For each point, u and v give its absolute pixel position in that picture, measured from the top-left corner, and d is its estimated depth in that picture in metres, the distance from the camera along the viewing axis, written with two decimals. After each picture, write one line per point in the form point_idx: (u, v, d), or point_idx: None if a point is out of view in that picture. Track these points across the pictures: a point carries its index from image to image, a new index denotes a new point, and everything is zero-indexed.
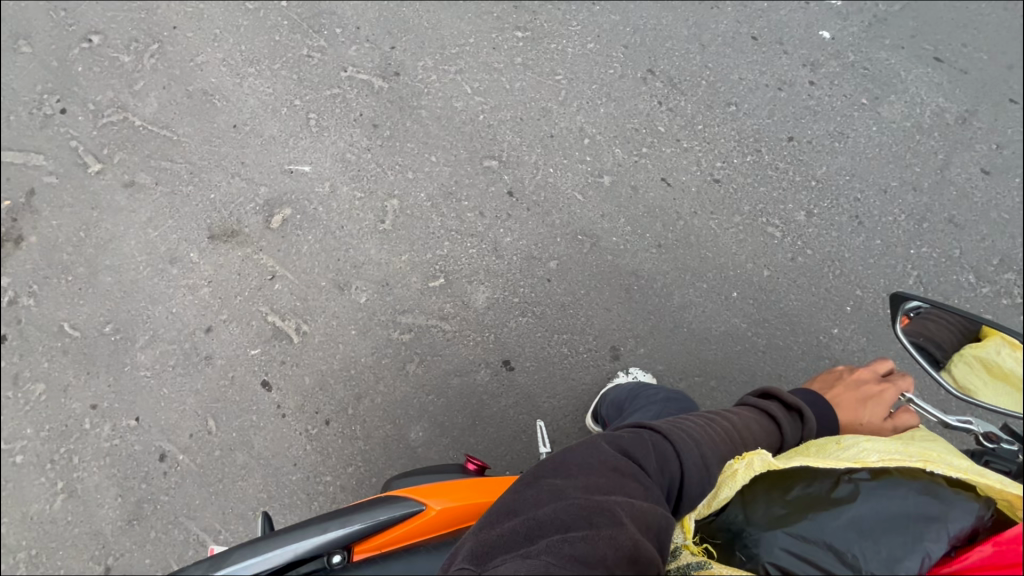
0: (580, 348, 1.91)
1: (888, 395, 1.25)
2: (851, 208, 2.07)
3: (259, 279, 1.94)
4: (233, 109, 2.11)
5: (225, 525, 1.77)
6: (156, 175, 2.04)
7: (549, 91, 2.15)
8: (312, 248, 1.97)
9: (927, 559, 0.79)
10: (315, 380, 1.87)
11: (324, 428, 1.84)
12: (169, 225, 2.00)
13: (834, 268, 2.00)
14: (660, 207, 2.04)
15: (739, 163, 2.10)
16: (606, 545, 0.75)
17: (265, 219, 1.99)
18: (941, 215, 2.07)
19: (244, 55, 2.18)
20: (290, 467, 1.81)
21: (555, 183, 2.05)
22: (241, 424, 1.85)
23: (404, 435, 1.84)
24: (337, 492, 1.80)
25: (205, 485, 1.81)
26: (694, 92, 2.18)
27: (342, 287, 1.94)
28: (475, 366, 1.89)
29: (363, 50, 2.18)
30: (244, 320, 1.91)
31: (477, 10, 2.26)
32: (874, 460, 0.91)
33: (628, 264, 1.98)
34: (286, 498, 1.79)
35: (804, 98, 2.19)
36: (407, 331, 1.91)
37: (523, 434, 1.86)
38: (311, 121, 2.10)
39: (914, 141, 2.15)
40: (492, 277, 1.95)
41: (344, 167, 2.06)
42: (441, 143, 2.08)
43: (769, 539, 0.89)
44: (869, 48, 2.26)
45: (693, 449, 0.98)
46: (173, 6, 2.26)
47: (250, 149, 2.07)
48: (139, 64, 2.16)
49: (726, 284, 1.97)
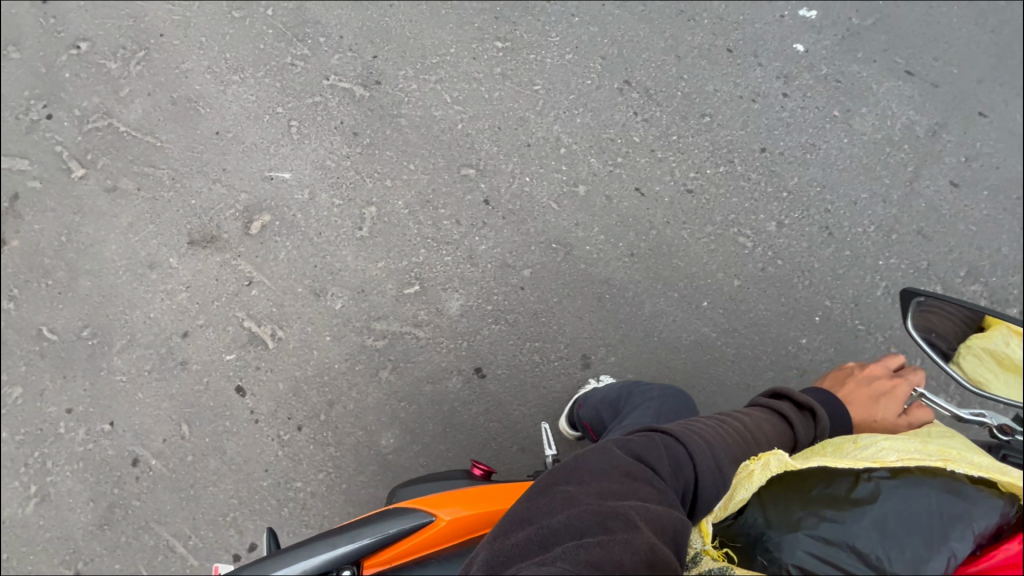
0: (552, 356, 1.93)
1: (899, 391, 1.27)
2: (821, 219, 2.08)
3: (236, 285, 1.95)
4: (216, 116, 2.13)
5: (196, 531, 1.79)
6: (139, 181, 2.05)
7: (526, 101, 2.17)
8: (290, 254, 1.98)
9: (953, 559, 0.81)
10: (287, 386, 1.88)
11: (296, 434, 1.85)
12: (149, 231, 2.01)
13: (803, 279, 2.02)
14: (634, 217, 2.05)
15: (712, 174, 2.11)
16: (622, 550, 0.76)
17: (244, 225, 2.00)
18: (909, 227, 2.08)
19: (228, 62, 2.20)
20: (261, 473, 1.83)
21: (531, 192, 2.06)
22: (214, 430, 1.85)
23: (375, 442, 1.86)
24: (307, 498, 1.82)
25: (177, 490, 1.82)
26: (669, 103, 2.19)
27: (318, 293, 1.95)
28: (447, 374, 1.90)
29: (345, 59, 2.20)
30: (220, 326, 1.92)
31: (459, 19, 2.26)
32: (893, 459, 0.93)
33: (601, 273, 1.99)
34: (257, 504, 1.81)
35: (777, 110, 2.19)
36: (381, 338, 1.92)
37: (493, 441, 1.87)
38: (292, 129, 2.12)
39: (884, 153, 2.16)
40: (467, 285, 1.96)
41: (324, 174, 2.07)
42: (419, 151, 2.10)
43: (791, 542, 0.91)
44: (842, 60, 2.26)
45: (706, 452, 0.98)
46: (160, 12, 2.27)
47: (231, 156, 2.08)
48: (125, 71, 2.18)
49: (696, 294, 1.99)
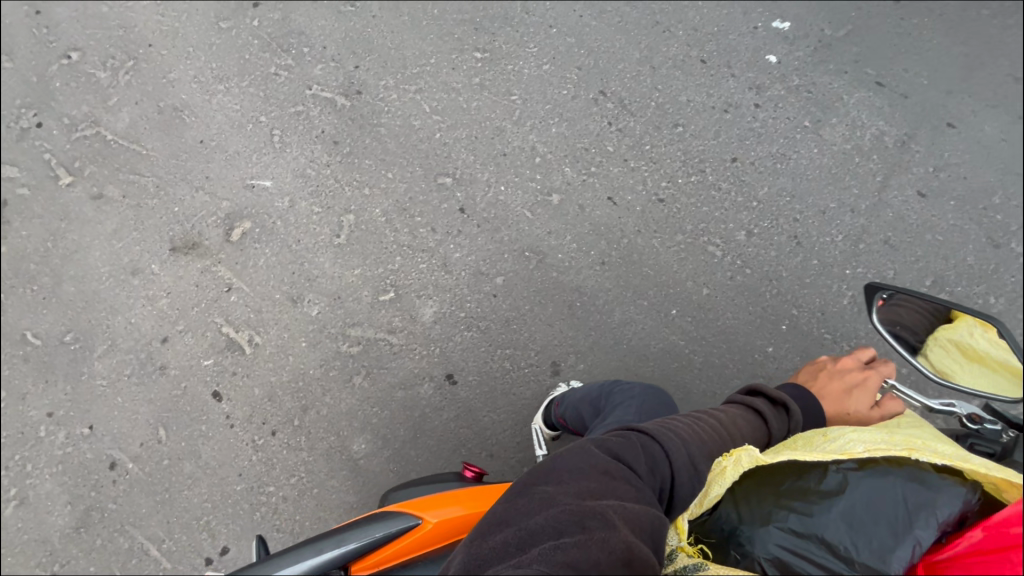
0: (522, 363, 1.93)
1: (871, 383, 1.28)
2: (790, 229, 2.09)
3: (215, 291, 1.97)
4: (201, 125, 2.16)
5: (169, 535, 1.80)
6: (124, 189, 2.08)
7: (503, 111, 2.19)
8: (269, 261, 2.00)
9: (918, 547, 0.82)
10: (263, 391, 1.90)
11: (269, 439, 1.87)
12: (133, 237, 2.03)
13: (771, 288, 2.02)
14: (606, 225, 2.06)
15: (683, 183, 2.12)
16: (598, 549, 0.75)
17: (225, 232, 2.03)
18: (876, 236, 2.08)
19: (214, 72, 2.24)
20: (235, 477, 1.84)
21: (506, 201, 2.08)
22: (190, 434, 1.87)
23: (346, 447, 1.87)
24: (278, 503, 1.82)
25: (152, 493, 1.83)
26: (643, 113, 2.20)
27: (295, 300, 1.97)
28: (419, 380, 1.91)
29: (328, 69, 2.23)
30: (199, 332, 1.94)
31: (440, 31, 2.29)
32: (860, 451, 0.94)
33: (572, 281, 2.00)
34: (229, 508, 1.82)
35: (749, 120, 2.21)
36: (355, 344, 1.94)
37: (462, 447, 1.87)
38: (274, 138, 2.15)
39: (853, 163, 2.17)
40: (441, 292, 1.98)
41: (304, 183, 2.09)
42: (397, 160, 2.12)
43: (763, 535, 0.90)
44: (813, 72, 2.28)
45: (681, 449, 0.99)
46: (151, 24, 2.31)
47: (214, 164, 2.11)
48: (114, 80, 2.22)
49: (666, 302, 2.00)
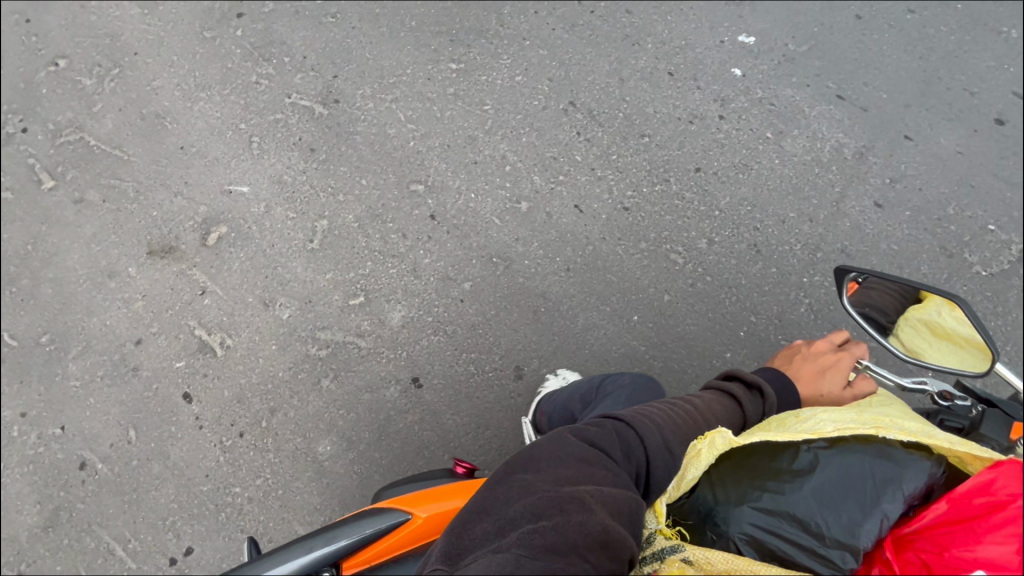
0: (486, 367, 1.95)
1: (844, 364, 1.30)
2: (750, 237, 2.11)
3: (189, 294, 1.99)
4: (182, 132, 2.20)
5: (135, 535, 1.80)
6: (104, 193, 2.11)
7: (476, 120, 2.22)
8: (243, 265, 2.02)
9: (885, 520, 0.87)
10: (232, 393, 1.91)
11: (237, 440, 1.87)
12: (111, 240, 2.06)
13: (731, 295, 2.04)
14: (572, 233, 2.08)
15: (648, 193, 2.15)
16: (576, 532, 0.80)
17: (201, 236, 2.05)
18: (834, 245, 2.10)
19: (197, 80, 2.28)
20: (201, 478, 1.84)
21: (475, 208, 2.10)
22: (159, 435, 1.88)
23: (312, 449, 1.87)
24: (243, 504, 1.82)
25: (119, 494, 1.83)
26: (611, 124, 2.24)
27: (267, 303, 1.99)
28: (385, 383, 1.93)
29: (308, 78, 2.27)
30: (172, 334, 1.95)
31: (417, 42, 2.34)
32: (829, 431, 0.98)
33: (537, 287, 2.02)
34: (194, 509, 1.82)
35: (713, 131, 2.24)
36: (324, 347, 1.95)
37: (425, 450, 1.88)
38: (253, 144, 2.18)
39: (813, 174, 2.20)
40: (409, 296, 2.00)
41: (280, 189, 2.12)
42: (372, 167, 2.15)
43: (739, 515, 0.95)
44: (776, 85, 2.31)
45: (655, 434, 1.01)
46: (137, 32, 2.36)
47: (193, 170, 2.14)
48: (100, 87, 2.25)
49: (628, 308, 2.02)
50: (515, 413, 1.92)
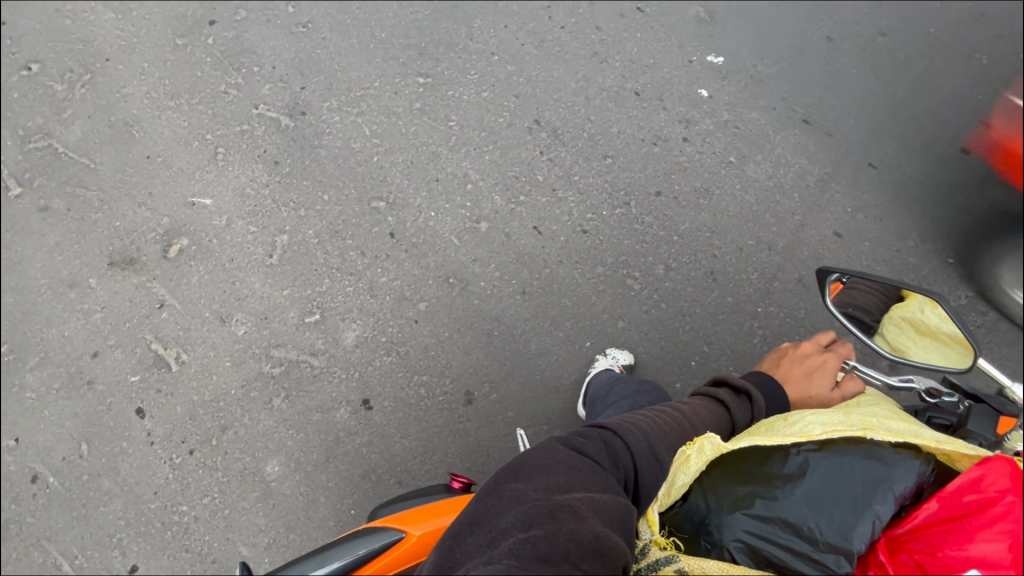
0: (437, 391, 1.93)
1: (830, 365, 1.38)
2: (707, 265, 2.08)
3: (148, 308, 2.01)
4: (149, 141, 2.22)
5: (83, 551, 1.82)
6: (69, 202, 2.15)
7: (440, 137, 2.22)
8: (201, 279, 2.04)
9: (877, 521, 0.89)
10: (185, 410, 1.92)
11: (187, 458, 1.88)
12: (74, 250, 2.10)
13: (685, 323, 2.02)
14: (529, 255, 2.07)
15: (608, 216, 2.13)
16: (568, 541, 0.83)
17: (162, 248, 2.07)
18: (791, 275, 2.07)
19: (166, 89, 2.29)
20: (151, 495, 1.85)
21: (435, 227, 2.10)
22: (111, 450, 1.90)
23: (260, 468, 1.87)
24: (190, 522, 1.83)
25: (69, 509, 1.86)
26: (574, 144, 2.22)
27: (223, 319, 2.00)
28: (336, 404, 1.92)
29: (275, 89, 2.28)
30: (128, 347, 1.98)
31: (386, 54, 2.34)
32: (818, 433, 1.01)
33: (492, 310, 2.01)
34: (141, 527, 1.83)
35: (676, 154, 2.22)
36: (277, 365, 1.95)
37: (372, 473, 1.87)
38: (218, 156, 2.20)
39: (774, 202, 2.16)
40: (365, 316, 2.01)
41: (242, 202, 2.13)
42: (334, 182, 2.15)
43: (732, 522, 0.97)
44: (743, 107, 2.28)
45: (642, 442, 1.08)
46: (110, 37, 2.37)
47: (158, 180, 2.16)
48: (71, 93, 2.29)
49: (580, 334, 1.99)
50: (463, 438, 1.90)
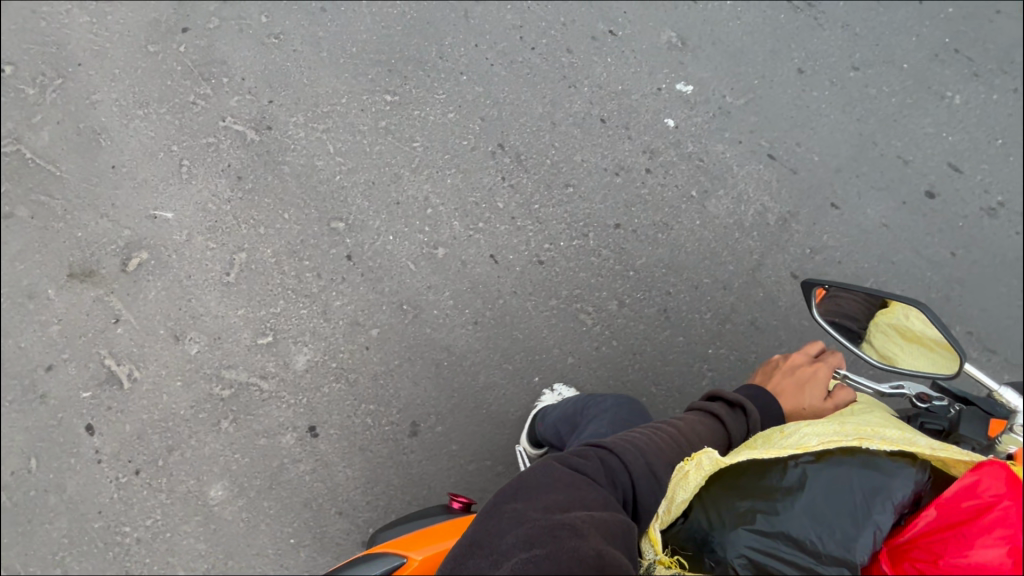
0: (383, 421, 2.06)
1: (821, 374, 1.46)
2: (660, 301, 2.18)
3: (104, 322, 2.07)
4: (115, 150, 2.23)
5: (27, 566, 1.96)
6: (34, 210, 2.16)
7: (403, 158, 2.24)
8: (158, 294, 2.10)
9: (877, 531, 0.97)
10: (134, 429, 2.02)
11: (133, 477, 2.00)
12: (35, 260, 2.12)
13: (634, 362, 2.13)
14: (484, 284, 2.15)
15: (565, 247, 2.19)
16: (570, 559, 0.85)
17: (121, 262, 2.12)
18: (744, 316, 2.18)
19: (135, 96, 2.28)
20: (95, 514, 1.99)
21: (392, 251, 2.16)
22: (59, 466, 2.01)
23: (204, 492, 2.00)
24: (133, 543, 1.98)
25: (15, 524, 1.99)
26: (537, 170, 2.25)
27: (177, 337, 2.07)
28: (283, 429, 2.03)
29: (243, 102, 2.27)
30: (82, 362, 2.05)
31: (355, 70, 2.31)
32: (814, 445, 1.08)
33: (443, 339, 2.10)
34: (85, 545, 1.97)
35: (638, 185, 2.26)
36: (227, 387, 2.05)
37: (313, 502, 2.01)
38: (183, 169, 2.21)
39: (732, 240, 2.22)
40: (317, 340, 2.09)
41: (204, 218, 2.17)
42: (295, 201, 2.18)
43: (735, 539, 1.04)
44: (708, 139, 2.30)
45: (639, 457, 1.09)
46: (82, 40, 2.34)
47: (122, 191, 2.18)
48: (41, 97, 2.26)
49: (530, 368, 2.10)
50: (405, 469, 2.04)
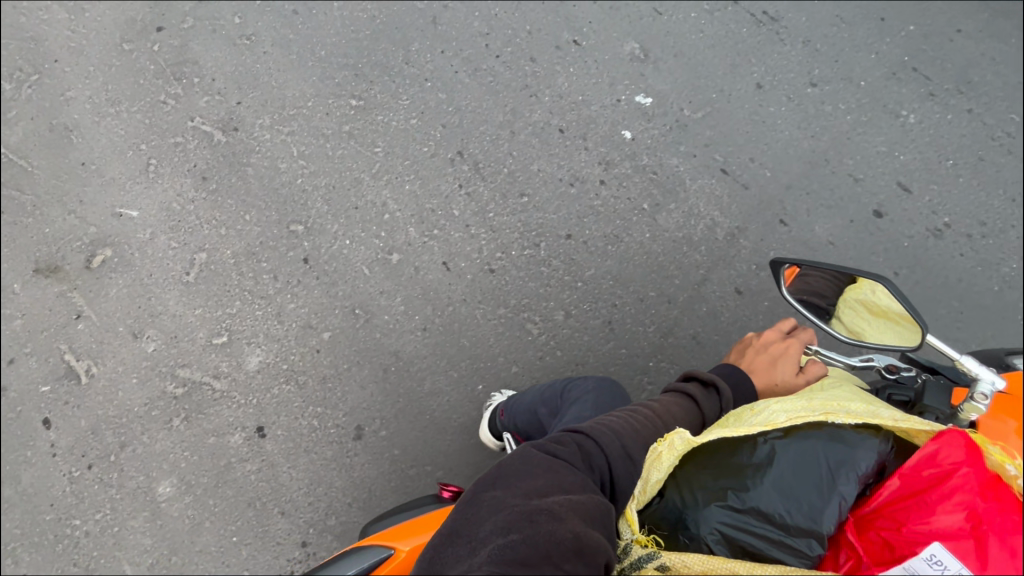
0: (329, 424, 2.08)
1: (793, 350, 1.44)
2: (606, 313, 2.19)
3: (65, 317, 2.11)
4: (85, 147, 2.29)
5: None
6: (4, 205, 2.21)
7: (364, 162, 2.30)
8: (119, 291, 2.14)
9: (842, 502, 0.99)
10: (89, 424, 2.05)
11: (85, 472, 2.02)
12: (3, 254, 2.17)
13: (576, 372, 2.13)
14: (435, 291, 2.18)
15: (516, 256, 2.23)
16: (547, 542, 0.88)
17: (86, 258, 2.17)
18: (686, 330, 2.19)
19: (108, 95, 2.34)
20: (47, 506, 2.00)
21: (348, 255, 2.20)
22: (15, 458, 2.04)
23: (152, 489, 2.01)
24: (80, 537, 1.98)
25: None
26: (493, 179, 2.30)
27: (135, 334, 2.11)
28: (232, 429, 2.06)
29: (212, 102, 2.33)
30: (43, 356, 2.09)
31: (323, 73, 2.39)
32: (782, 421, 1.09)
33: (391, 345, 2.13)
34: (36, 537, 1.98)
35: (591, 197, 2.29)
36: (181, 385, 2.08)
37: (256, 502, 2.01)
38: (150, 167, 2.27)
39: (680, 254, 2.26)
40: (270, 341, 2.12)
41: (167, 217, 2.22)
42: (257, 202, 2.23)
43: (708, 515, 1.03)
44: (663, 152, 2.36)
45: (614, 441, 1.11)
46: (61, 39, 2.41)
47: (90, 188, 2.24)
48: (17, 93, 2.34)
49: (474, 376, 2.13)
50: (348, 472, 2.05)
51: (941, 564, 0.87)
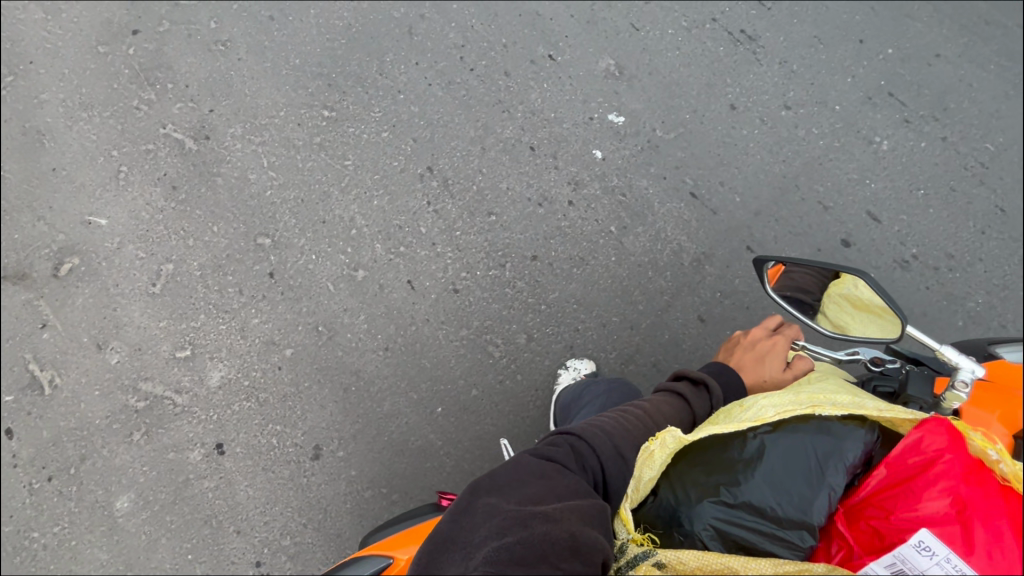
0: (288, 442, 2.08)
1: (780, 345, 1.43)
2: (568, 337, 2.18)
3: (30, 326, 2.13)
4: (57, 152, 2.28)
5: None
6: None
7: (334, 176, 2.28)
8: (85, 301, 2.15)
9: (832, 493, 0.99)
10: (51, 435, 2.07)
11: (45, 484, 2.05)
12: None
13: (536, 399, 2.14)
14: (398, 309, 2.18)
15: (480, 276, 2.22)
16: (544, 541, 0.90)
17: (53, 266, 2.17)
18: (647, 358, 2.18)
19: (81, 98, 2.33)
20: (7, 518, 2.03)
21: (314, 270, 2.20)
22: None
23: (110, 503, 2.03)
24: (39, 549, 2.01)
25: None
26: (461, 197, 2.28)
27: (100, 345, 2.12)
28: (191, 445, 2.07)
29: (185, 109, 2.32)
30: (8, 365, 2.11)
31: (296, 82, 2.37)
32: (771, 416, 1.07)
33: (353, 363, 2.13)
34: None
35: (559, 218, 2.28)
36: (143, 399, 2.09)
37: (211, 520, 2.03)
38: (120, 174, 2.26)
39: (645, 278, 2.25)
40: (232, 357, 2.12)
41: (136, 225, 2.21)
42: (225, 214, 2.23)
43: (702, 511, 1.04)
44: (633, 173, 2.34)
45: (606, 441, 1.11)
46: (36, 40, 2.40)
47: (60, 195, 2.24)
48: None
49: (433, 399, 2.12)
50: (305, 492, 2.06)
51: (929, 549, 0.87)
